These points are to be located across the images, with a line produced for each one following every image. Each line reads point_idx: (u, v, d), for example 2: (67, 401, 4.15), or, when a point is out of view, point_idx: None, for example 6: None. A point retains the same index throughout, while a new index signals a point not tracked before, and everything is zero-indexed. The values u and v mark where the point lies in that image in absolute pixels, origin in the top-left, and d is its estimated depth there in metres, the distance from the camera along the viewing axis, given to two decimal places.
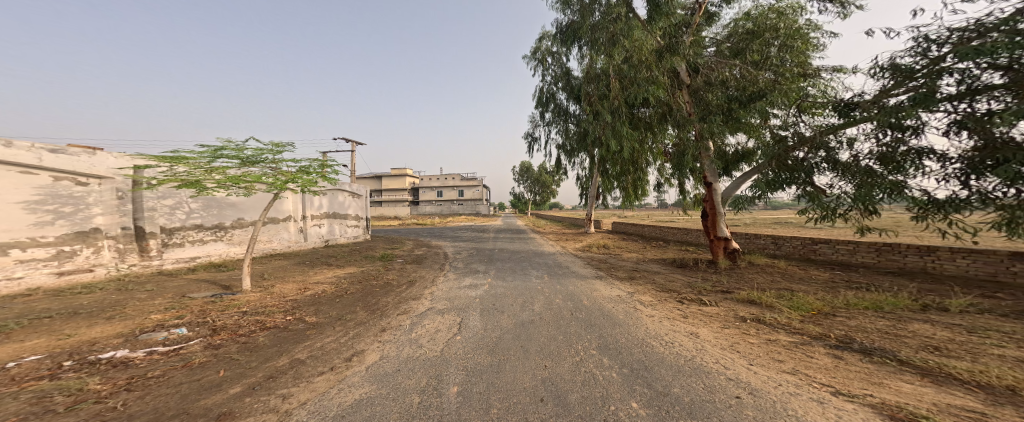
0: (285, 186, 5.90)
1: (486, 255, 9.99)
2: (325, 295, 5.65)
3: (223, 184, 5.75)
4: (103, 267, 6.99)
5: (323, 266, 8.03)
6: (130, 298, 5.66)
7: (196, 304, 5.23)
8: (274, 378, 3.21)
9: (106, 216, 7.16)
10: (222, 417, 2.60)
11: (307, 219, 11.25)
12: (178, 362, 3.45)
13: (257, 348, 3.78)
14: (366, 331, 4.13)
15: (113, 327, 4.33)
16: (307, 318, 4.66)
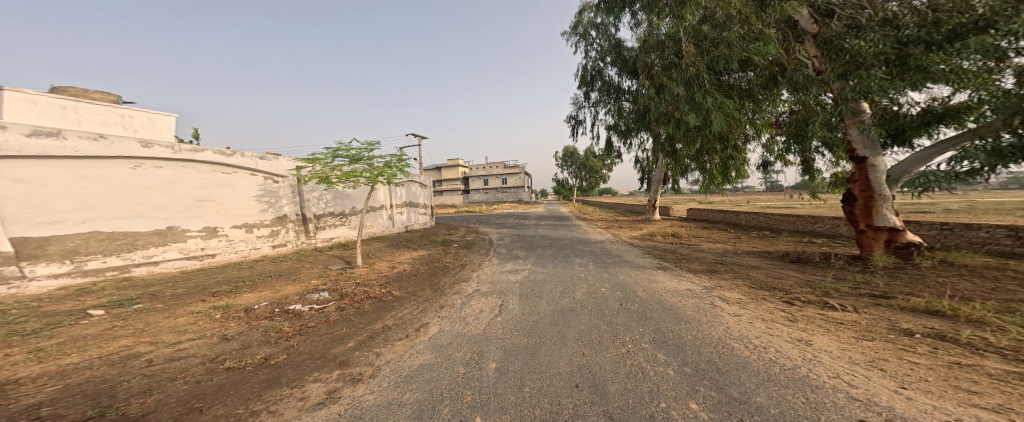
0: (377, 179, 6.94)
1: (528, 242, 10.06)
2: (405, 273, 6.57)
3: (342, 180, 6.88)
4: (289, 241, 8.94)
5: (403, 248, 9.36)
6: (302, 265, 7.37)
7: (333, 274, 6.54)
8: (385, 336, 3.93)
9: (290, 206, 9.14)
10: (342, 363, 3.36)
11: (392, 207, 12.89)
12: (322, 318, 4.46)
13: (371, 311, 4.62)
14: (430, 306, 4.68)
15: (296, 287, 5.74)
16: (393, 291, 5.42)
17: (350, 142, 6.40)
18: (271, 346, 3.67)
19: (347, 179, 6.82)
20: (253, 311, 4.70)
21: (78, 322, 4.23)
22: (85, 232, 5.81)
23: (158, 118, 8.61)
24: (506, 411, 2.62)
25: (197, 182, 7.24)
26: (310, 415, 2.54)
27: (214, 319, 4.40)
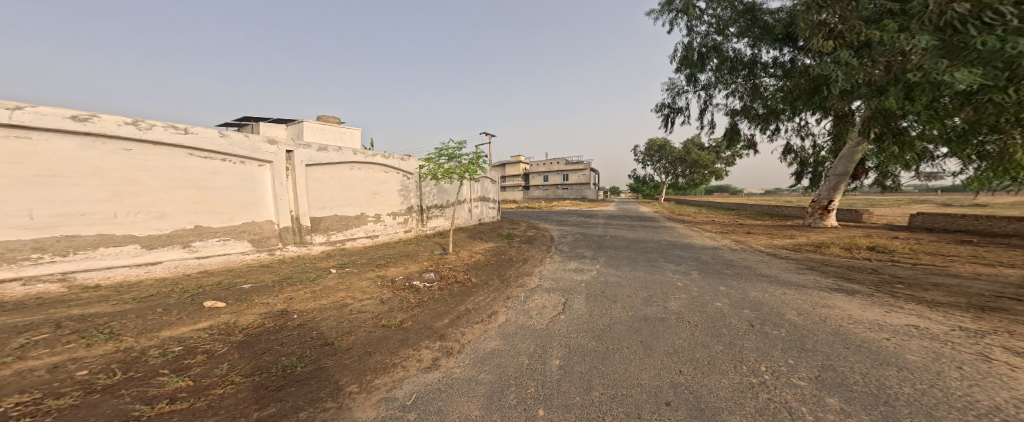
0: (464, 174, 7.72)
1: (594, 241, 9.26)
2: (476, 262, 7.01)
3: (442, 176, 7.94)
4: (412, 228, 9.83)
5: (480, 238, 10.10)
6: (415, 245, 8.69)
7: (434, 257, 7.38)
8: (479, 315, 4.20)
9: (414, 197, 9.96)
10: (440, 336, 3.54)
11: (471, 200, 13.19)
12: (431, 294, 4.91)
13: (460, 295, 4.96)
14: (497, 296, 4.89)
15: (412, 262, 6.81)
16: (467, 278, 5.79)
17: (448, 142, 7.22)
18: (401, 312, 4.20)
19: (446, 176, 7.87)
20: (396, 281, 5.47)
21: (323, 274, 5.82)
22: (337, 213, 7.78)
23: (347, 132, 11.68)
24: (571, 411, 2.27)
25: (371, 178, 8.57)
26: (421, 376, 2.79)
27: (374, 285, 5.29)
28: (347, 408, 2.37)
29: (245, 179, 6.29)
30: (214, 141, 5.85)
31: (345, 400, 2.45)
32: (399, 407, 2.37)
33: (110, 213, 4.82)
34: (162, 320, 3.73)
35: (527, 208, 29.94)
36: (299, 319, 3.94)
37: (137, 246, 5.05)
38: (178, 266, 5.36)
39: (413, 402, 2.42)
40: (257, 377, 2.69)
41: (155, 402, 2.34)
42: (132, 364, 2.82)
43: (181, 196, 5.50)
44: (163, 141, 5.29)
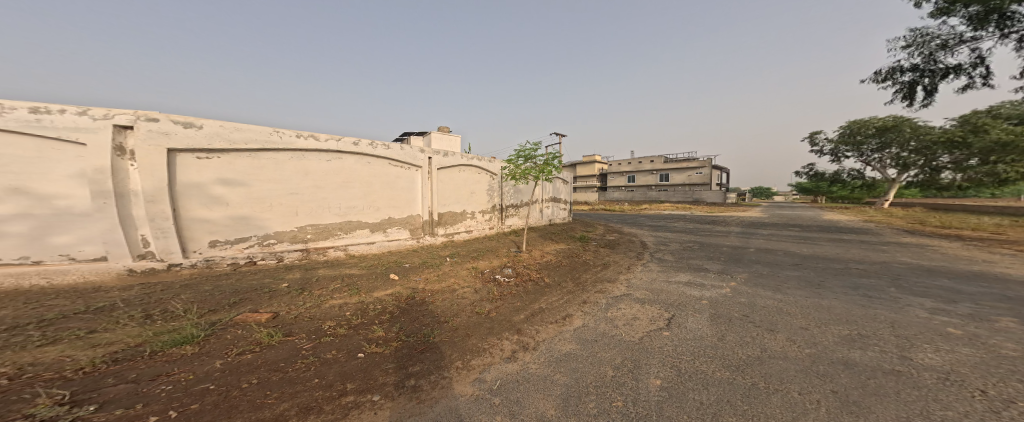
0: (540, 175, 7.68)
1: (716, 252, 7.93)
2: (549, 263, 6.86)
3: (517, 176, 8.05)
4: (495, 226, 9.90)
5: (547, 239, 9.90)
6: (490, 240, 8.92)
7: (507, 254, 7.42)
8: (562, 315, 4.13)
9: (496, 196, 9.89)
10: (518, 330, 3.56)
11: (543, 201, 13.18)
12: (510, 289, 4.95)
13: (541, 296, 4.84)
14: (572, 299, 4.74)
15: (484, 257, 6.98)
16: (546, 279, 5.69)
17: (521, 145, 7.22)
18: (489, 302, 4.29)
19: (522, 176, 7.98)
20: (485, 274, 5.65)
21: (442, 261, 6.28)
22: (453, 209, 8.37)
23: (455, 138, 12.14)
24: None
25: (471, 180, 8.88)
26: (506, 365, 2.79)
27: (471, 275, 5.54)
28: (447, 386, 2.44)
29: (411, 181, 7.44)
30: (401, 152, 7.19)
31: (450, 373, 2.60)
32: (488, 390, 2.42)
33: (361, 207, 6.63)
34: (366, 283, 4.84)
35: (600, 211, 28.93)
36: (420, 297, 4.33)
37: (369, 231, 6.76)
38: (387, 246, 6.95)
39: (497, 387, 2.46)
40: (398, 343, 3.06)
41: (282, 358, 2.78)
42: (355, 314, 3.72)
43: (389, 195, 7.03)
44: (383, 155, 6.89)
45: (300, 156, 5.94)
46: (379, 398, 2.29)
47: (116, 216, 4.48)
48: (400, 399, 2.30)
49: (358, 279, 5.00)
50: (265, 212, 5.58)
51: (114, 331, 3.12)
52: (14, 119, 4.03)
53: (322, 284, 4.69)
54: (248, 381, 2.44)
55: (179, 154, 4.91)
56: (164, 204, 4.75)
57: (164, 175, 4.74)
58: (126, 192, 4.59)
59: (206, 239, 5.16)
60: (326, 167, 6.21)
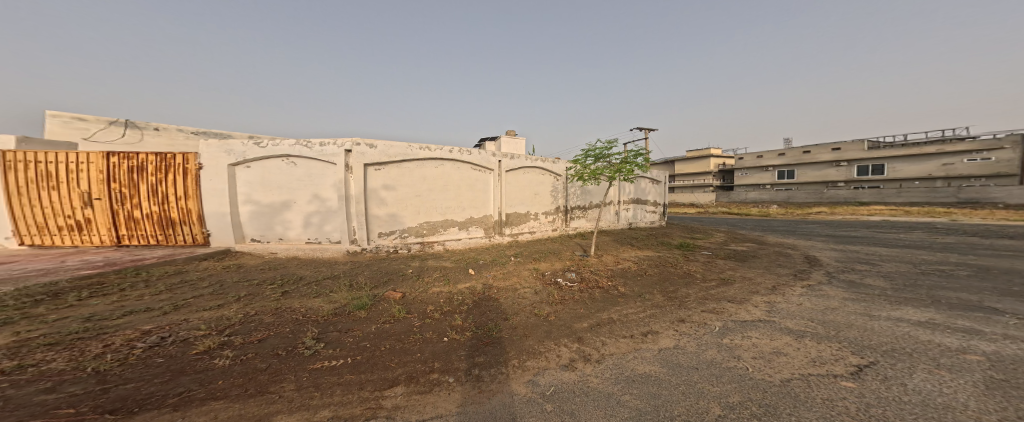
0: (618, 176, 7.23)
1: (950, 279, 5.36)
2: (626, 271, 6.43)
3: (589, 177, 7.78)
4: (560, 228, 9.78)
5: (625, 245, 9.28)
6: (563, 244, 8.79)
7: (575, 258, 7.30)
8: (649, 327, 3.81)
9: (561, 199, 9.82)
10: (578, 339, 3.47)
11: (620, 203, 12.42)
12: (571, 294, 4.90)
13: (614, 305, 4.59)
14: (650, 312, 4.32)
15: (551, 261, 6.86)
16: (617, 288, 5.39)
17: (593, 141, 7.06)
18: (548, 305, 4.35)
19: (593, 177, 7.68)
20: (545, 276, 5.69)
21: (508, 260, 6.58)
22: (518, 210, 8.62)
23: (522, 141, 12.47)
24: None
25: (532, 181, 8.92)
26: (561, 372, 2.82)
27: (532, 276, 5.68)
28: (503, 382, 2.60)
29: (489, 183, 7.98)
30: (487, 159, 7.87)
31: (507, 370, 2.76)
32: (541, 394, 2.49)
33: (464, 209, 7.51)
34: (449, 274, 5.42)
35: (726, 211, 25.01)
36: (488, 292, 4.65)
37: (458, 228, 7.44)
38: (469, 243, 7.57)
39: (551, 394, 2.49)
40: (470, 333, 3.36)
41: (373, 336, 3.29)
42: (447, 302, 4.22)
43: (481, 197, 7.80)
44: (483, 163, 7.79)
45: (435, 164, 7.10)
46: (453, 380, 2.58)
47: (344, 213, 6.25)
48: (468, 385, 2.54)
49: (451, 271, 5.61)
50: (405, 210, 6.77)
51: (267, 302, 4.11)
52: (315, 151, 6.22)
53: (430, 273, 5.43)
54: (386, 345, 3.10)
55: (372, 168, 6.43)
56: (362, 204, 6.31)
57: (364, 181, 6.32)
58: (349, 196, 6.29)
59: (376, 231, 6.55)
60: (446, 172, 7.25)
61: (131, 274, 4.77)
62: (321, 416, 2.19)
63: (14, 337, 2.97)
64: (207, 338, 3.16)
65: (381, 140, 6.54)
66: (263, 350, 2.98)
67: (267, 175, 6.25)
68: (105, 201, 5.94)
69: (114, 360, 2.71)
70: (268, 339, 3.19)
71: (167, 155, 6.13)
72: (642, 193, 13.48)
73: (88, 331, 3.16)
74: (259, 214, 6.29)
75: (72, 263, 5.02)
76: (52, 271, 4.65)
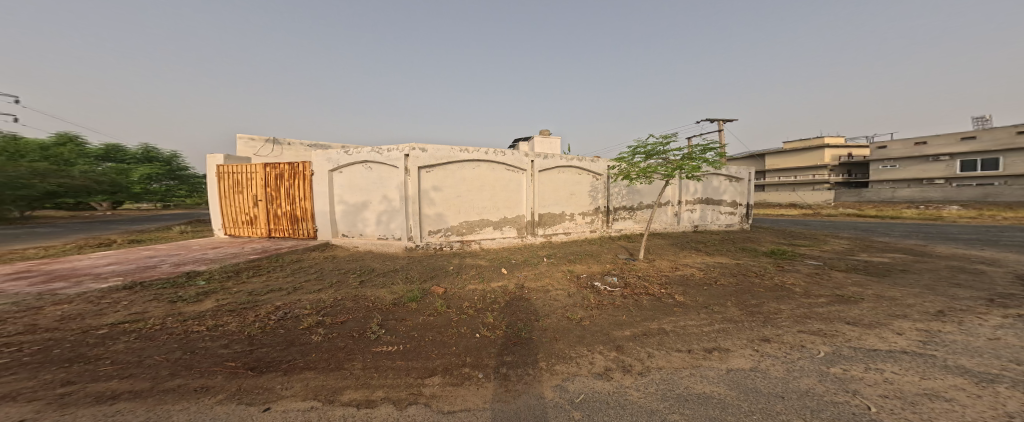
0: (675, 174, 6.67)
1: None
2: (689, 279, 5.86)
3: (638, 175, 7.32)
4: (599, 229, 9.44)
5: (688, 250, 8.51)
6: (610, 247, 8.43)
7: (620, 262, 6.99)
8: (717, 343, 3.43)
9: (602, 199, 9.48)
10: (617, 348, 3.34)
11: (681, 204, 11.53)
12: (611, 300, 4.71)
13: (669, 315, 4.24)
14: (707, 323, 3.95)
15: (593, 265, 6.63)
16: (675, 295, 4.99)
17: (646, 134, 6.74)
18: (583, 309, 4.26)
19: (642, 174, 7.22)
20: (580, 279, 5.57)
21: (539, 261, 6.58)
22: (552, 211, 8.53)
23: (555, 139, 12.18)
24: None
25: (567, 180, 8.74)
26: (592, 380, 2.76)
27: (565, 277, 5.61)
28: (530, 383, 2.64)
29: (524, 182, 8.02)
30: (520, 159, 7.91)
31: (535, 372, 2.79)
32: (567, 400, 2.47)
33: (498, 209, 7.67)
34: (484, 272, 5.62)
35: (853, 211, 20.43)
36: (520, 292, 4.72)
37: (492, 227, 7.62)
38: (503, 243, 7.72)
39: (580, 402, 2.46)
40: (501, 331, 3.45)
41: (420, 328, 3.54)
42: (479, 300, 4.35)
43: (514, 197, 7.88)
44: (518, 163, 7.86)
45: (475, 166, 7.40)
46: (482, 376, 2.68)
47: (406, 212, 6.73)
48: (495, 382, 2.63)
49: (477, 269, 5.79)
50: (448, 210, 7.14)
51: (334, 290, 4.63)
52: (386, 156, 6.80)
53: (469, 272, 5.62)
54: (428, 337, 3.32)
55: (424, 170, 6.89)
56: (416, 204, 6.75)
57: (419, 183, 6.78)
58: (412, 196, 6.75)
59: (426, 229, 6.96)
60: (483, 173, 7.47)
61: (272, 260, 5.97)
62: (375, 396, 2.46)
63: (192, 307, 4.05)
64: (307, 317, 3.81)
65: (432, 144, 6.96)
66: (344, 331, 3.46)
67: (354, 179, 7.02)
68: (263, 202, 7.43)
69: (246, 331, 3.48)
70: (344, 322, 3.67)
71: (292, 163, 7.22)
72: (714, 192, 12.14)
73: (217, 309, 4.00)
74: (348, 213, 7.10)
75: (208, 253, 6.29)
76: (206, 257, 6.07)
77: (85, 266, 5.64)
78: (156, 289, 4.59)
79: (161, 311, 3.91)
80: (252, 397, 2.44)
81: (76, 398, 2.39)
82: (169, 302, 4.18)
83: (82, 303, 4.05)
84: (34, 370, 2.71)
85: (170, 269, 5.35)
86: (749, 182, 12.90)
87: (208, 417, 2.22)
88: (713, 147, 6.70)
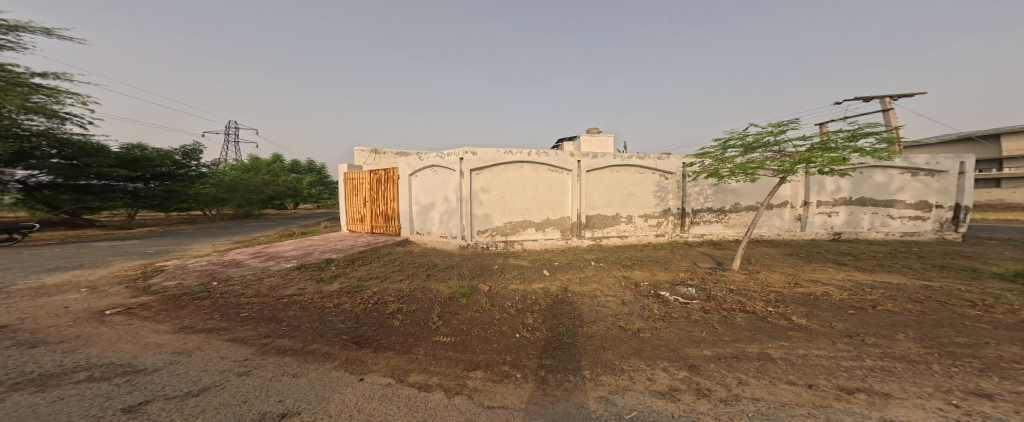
0: (794, 169, 5.29)
1: None
2: (822, 300, 4.59)
3: (733, 172, 6.17)
4: (667, 232, 8.48)
5: (828, 264, 6.66)
6: (697, 254, 7.38)
7: (700, 271, 6.08)
8: (867, 383, 2.58)
9: (674, 200, 8.50)
10: (689, 367, 2.90)
11: (810, 205, 9.32)
12: (684, 312, 4.17)
13: (780, 339, 3.42)
14: (825, 353, 3.11)
15: (666, 273, 5.89)
16: (794, 317, 3.99)
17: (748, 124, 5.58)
18: (642, 320, 3.90)
19: (736, 171, 6.06)
20: (640, 286, 5.10)
21: (585, 264, 6.26)
22: (603, 212, 8.00)
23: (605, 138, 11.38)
24: None
25: (626, 180, 8.11)
26: (650, 398, 2.48)
27: (617, 283, 5.22)
28: (570, 391, 2.54)
29: (574, 184, 7.71)
30: (567, 160, 7.66)
31: (579, 381, 2.66)
32: (614, 414, 2.28)
33: (543, 211, 7.57)
34: (526, 273, 5.65)
35: None
36: (563, 295, 4.60)
37: (534, 229, 7.57)
38: (545, 244, 7.60)
39: (630, 418, 2.23)
40: (541, 333, 3.44)
41: (474, 323, 3.71)
42: (522, 300, 4.39)
43: (561, 198, 7.68)
44: (567, 164, 7.65)
45: (525, 168, 7.43)
46: (520, 376, 2.71)
47: (459, 212, 7.13)
48: (534, 384, 2.62)
49: (523, 270, 5.83)
50: (497, 211, 7.34)
51: (412, 282, 5.24)
52: (445, 160, 7.34)
53: (529, 273, 5.64)
54: (475, 332, 3.48)
55: (474, 172, 7.19)
56: (466, 205, 7.10)
57: (469, 185, 7.11)
58: (463, 198, 7.11)
59: (477, 229, 7.26)
60: (532, 175, 7.46)
61: (373, 253, 7.04)
62: (431, 381, 2.69)
63: (317, 288, 5.12)
64: (390, 303, 4.40)
65: (481, 147, 7.22)
66: (413, 319, 3.89)
67: (424, 183, 7.78)
68: (366, 203, 8.92)
69: (350, 311, 4.22)
70: (414, 311, 4.13)
71: (385, 170, 8.45)
72: (876, 191, 9.36)
73: (332, 291, 4.96)
74: (420, 213, 7.90)
75: (338, 244, 7.85)
76: (333, 247, 7.55)
77: (276, 250, 7.79)
78: (308, 270, 5.99)
79: (301, 289, 5.06)
80: (351, 367, 2.94)
81: (269, 349, 3.30)
82: (314, 282, 5.40)
83: (278, 277, 5.67)
84: (252, 324, 3.91)
85: (310, 256, 6.86)
86: (962, 176, 9.22)
87: (325, 378, 2.76)
88: (862, 130, 5.08)
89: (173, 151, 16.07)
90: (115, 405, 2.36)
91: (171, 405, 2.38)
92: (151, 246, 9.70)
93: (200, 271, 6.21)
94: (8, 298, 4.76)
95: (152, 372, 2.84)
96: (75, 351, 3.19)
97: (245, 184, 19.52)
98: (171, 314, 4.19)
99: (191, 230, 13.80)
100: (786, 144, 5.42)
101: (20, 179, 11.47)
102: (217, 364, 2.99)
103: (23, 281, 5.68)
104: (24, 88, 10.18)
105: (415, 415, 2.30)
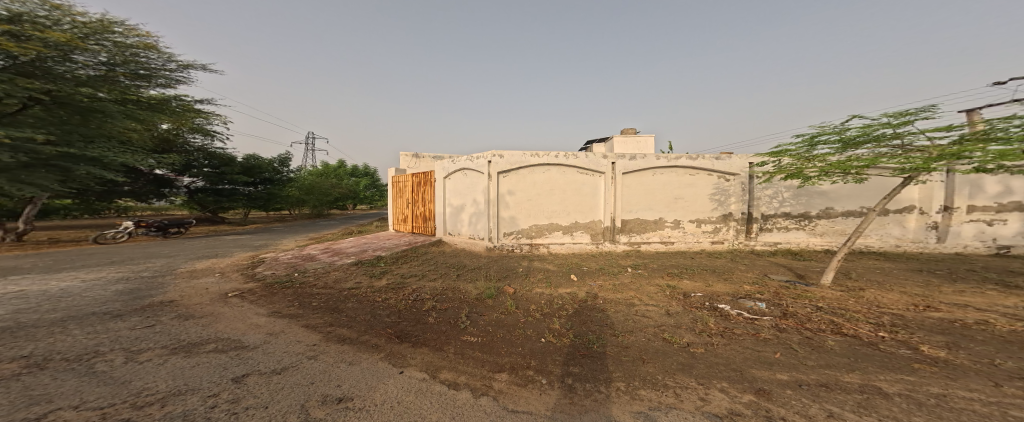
0: (932, 167, 4.17)
1: None
2: (974, 330, 3.64)
3: (824, 172, 5.21)
4: (727, 239, 7.61)
5: (985, 286, 5.26)
6: (770, 265, 6.45)
7: (772, 284, 5.31)
8: None
9: (736, 204, 7.57)
10: (759, 391, 2.54)
11: (955, 211, 7.58)
12: (750, 329, 3.67)
13: (898, 371, 2.80)
14: (966, 393, 2.47)
15: (724, 284, 5.27)
16: (924, 347, 3.24)
17: (850, 117, 4.68)
18: (693, 334, 3.53)
19: (827, 171, 5.13)
20: (690, 297, 4.63)
21: (621, 271, 5.89)
22: (642, 217, 7.49)
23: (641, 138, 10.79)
24: None
25: (675, 182, 7.47)
26: (702, 419, 2.22)
27: (660, 292, 4.81)
28: (601, 402, 2.40)
29: (608, 186, 7.34)
30: (600, 163, 7.31)
31: (611, 392, 2.52)
32: None
33: (572, 215, 7.35)
34: (555, 277, 5.50)
35: None
36: (594, 301, 4.40)
37: (563, 232, 7.36)
38: (574, 248, 7.34)
39: None
40: (568, 340, 3.32)
41: (504, 326, 3.70)
42: (547, 304, 4.31)
43: (592, 201, 7.36)
44: (601, 166, 7.31)
45: (553, 171, 7.30)
46: (545, 383, 2.64)
47: (489, 214, 7.24)
48: (561, 391, 2.53)
49: (548, 274, 5.70)
50: (524, 214, 7.30)
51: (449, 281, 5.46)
52: (476, 163, 7.50)
53: (565, 278, 5.48)
54: (500, 334, 3.51)
55: (502, 175, 7.24)
56: (494, 207, 7.18)
57: (497, 188, 7.18)
58: (491, 200, 7.20)
59: (505, 230, 7.29)
60: (559, 178, 7.29)
61: (415, 252, 7.48)
62: (460, 380, 2.76)
63: (373, 283, 5.58)
64: (427, 301, 4.62)
65: (509, 150, 7.26)
66: (445, 318, 4.03)
67: (456, 185, 8.06)
68: (410, 205, 9.50)
69: (394, 306, 4.52)
70: (447, 310, 4.28)
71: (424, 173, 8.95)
72: None
73: (381, 286, 5.39)
74: (451, 215, 8.18)
75: (390, 243, 8.49)
76: (391, 245, 8.18)
77: (341, 246, 8.69)
78: (364, 266, 6.60)
79: (358, 283, 5.58)
80: (394, 360, 3.14)
81: (332, 337, 3.68)
82: (368, 277, 5.91)
83: (341, 271, 6.33)
84: (320, 313, 4.39)
85: (365, 253, 7.54)
86: None
87: (374, 368, 2.99)
88: None
89: (273, 159, 18.72)
90: (226, 375, 2.82)
91: (263, 379, 2.77)
92: (258, 240, 11.59)
93: (287, 263, 7.20)
94: (172, 278, 6.08)
95: (252, 348, 3.35)
96: (208, 326, 3.91)
97: (321, 187, 22.20)
98: (266, 300, 4.92)
99: (283, 227, 16.11)
100: (916, 136, 4.39)
101: (186, 185, 14.98)
102: (295, 347, 3.42)
103: (178, 265, 7.20)
104: (193, 114, 12.44)
105: (446, 413, 2.35)
